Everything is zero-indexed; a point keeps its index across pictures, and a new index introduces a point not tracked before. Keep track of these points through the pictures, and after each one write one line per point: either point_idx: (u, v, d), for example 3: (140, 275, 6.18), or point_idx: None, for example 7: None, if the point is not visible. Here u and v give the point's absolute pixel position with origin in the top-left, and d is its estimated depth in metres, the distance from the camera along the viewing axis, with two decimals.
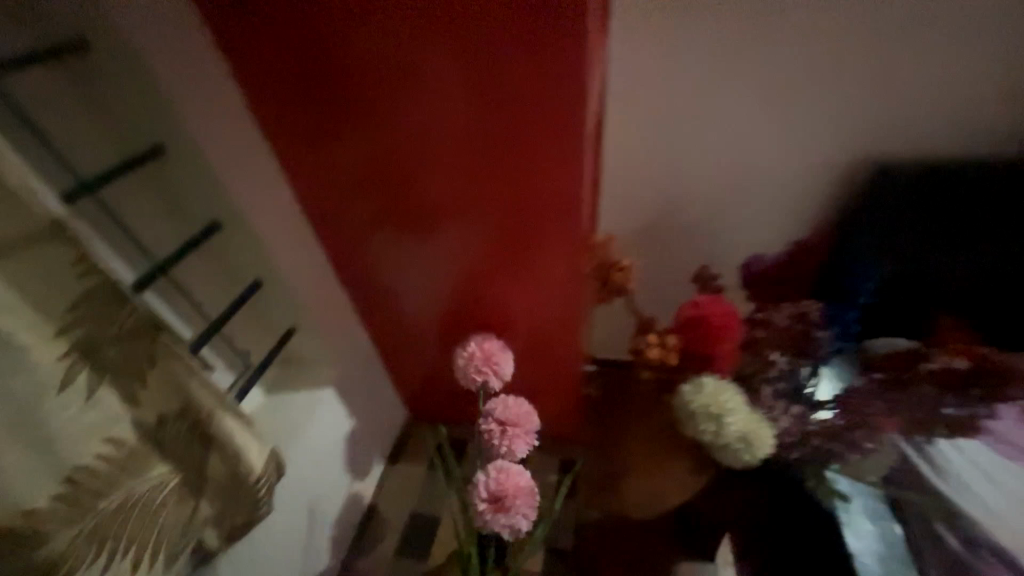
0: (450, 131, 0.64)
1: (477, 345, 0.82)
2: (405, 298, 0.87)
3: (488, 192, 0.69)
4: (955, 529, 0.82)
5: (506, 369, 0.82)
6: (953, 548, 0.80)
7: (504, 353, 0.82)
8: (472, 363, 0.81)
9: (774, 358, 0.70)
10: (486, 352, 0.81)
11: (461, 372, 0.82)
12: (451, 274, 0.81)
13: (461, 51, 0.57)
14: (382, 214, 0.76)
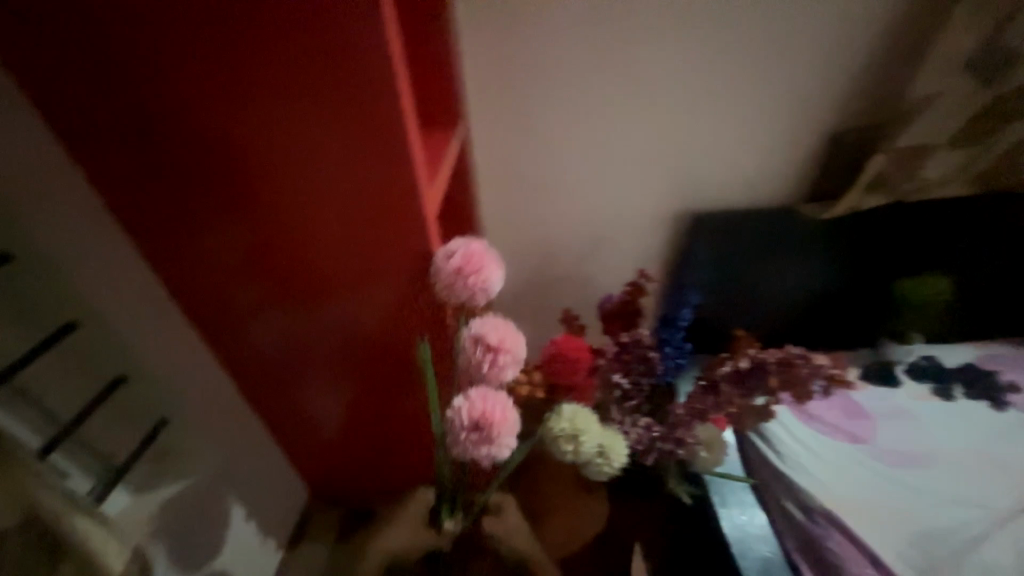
0: (313, 213, 0.67)
1: (465, 256, 0.68)
2: (296, 377, 0.86)
3: (363, 266, 0.72)
4: (799, 503, 1.08)
5: (495, 284, 0.71)
6: (799, 521, 1.06)
7: (495, 274, 0.71)
8: (459, 273, 0.68)
9: (617, 380, 0.87)
10: (473, 275, 0.68)
11: (444, 280, 0.68)
12: (329, 347, 0.82)
13: (306, 143, 0.61)
14: (258, 292, 0.76)
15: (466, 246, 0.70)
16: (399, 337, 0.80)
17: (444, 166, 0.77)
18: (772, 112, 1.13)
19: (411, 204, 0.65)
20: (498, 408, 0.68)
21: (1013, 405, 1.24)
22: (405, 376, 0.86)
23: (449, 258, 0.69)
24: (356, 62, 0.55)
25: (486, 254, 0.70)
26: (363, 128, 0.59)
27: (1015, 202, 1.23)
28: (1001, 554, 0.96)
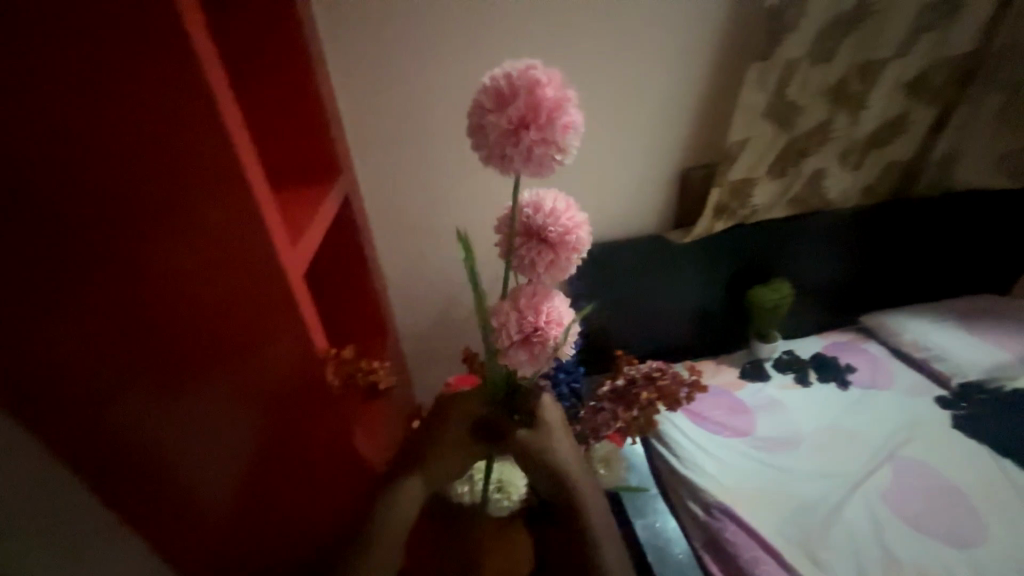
0: (161, 303, 0.60)
1: (532, 97, 0.47)
2: (166, 477, 0.75)
3: (230, 348, 0.65)
4: (700, 502, 1.18)
5: (574, 143, 0.50)
6: (700, 518, 1.16)
7: (574, 128, 0.49)
8: (519, 133, 0.48)
9: None
10: (535, 132, 0.47)
11: (494, 136, 0.48)
12: (189, 435, 0.71)
13: (144, 231, 0.55)
14: (104, 397, 0.65)
15: (535, 85, 0.48)
16: (278, 413, 0.72)
17: (319, 233, 0.74)
18: (632, 157, 1.31)
19: (275, 279, 0.61)
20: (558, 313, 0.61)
21: (852, 382, 1.49)
22: (291, 456, 0.77)
23: (507, 105, 0.48)
24: (190, 148, 0.51)
25: (562, 94, 0.48)
26: (208, 210, 0.55)
27: (824, 218, 1.53)
28: (855, 515, 1.12)
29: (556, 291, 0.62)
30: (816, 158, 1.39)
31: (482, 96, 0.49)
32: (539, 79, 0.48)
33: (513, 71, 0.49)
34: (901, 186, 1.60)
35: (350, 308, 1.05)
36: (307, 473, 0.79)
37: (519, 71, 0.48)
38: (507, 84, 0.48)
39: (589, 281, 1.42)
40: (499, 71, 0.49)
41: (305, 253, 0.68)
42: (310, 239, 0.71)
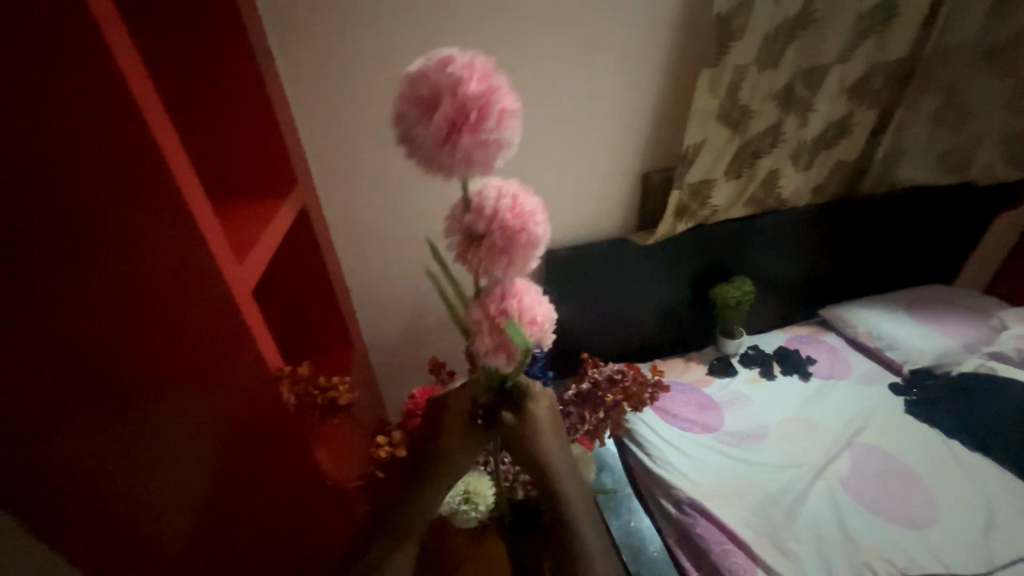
0: (98, 331, 0.56)
1: (460, 94, 0.44)
2: (111, 508, 0.70)
3: (174, 375, 0.62)
4: (672, 499, 1.20)
5: (513, 133, 0.47)
6: (672, 515, 1.18)
7: (509, 117, 0.46)
8: (451, 134, 0.45)
9: None
10: (471, 131, 0.44)
11: (427, 146, 0.45)
12: (131, 464, 0.66)
13: (72, 256, 0.52)
14: (39, 431, 0.61)
15: (460, 82, 0.44)
16: (233, 435, 0.69)
17: (269, 249, 0.72)
18: (592, 162, 1.35)
19: (221, 301, 0.59)
20: (528, 309, 0.57)
21: (813, 373, 1.55)
22: (247, 479, 0.74)
23: (431, 106, 0.45)
24: (120, 170, 0.48)
25: (490, 82, 0.45)
26: (143, 232, 0.52)
27: (780, 216, 1.60)
28: (818, 503, 1.16)
29: (523, 287, 0.57)
30: (770, 159, 1.44)
31: (405, 104, 0.46)
32: (462, 74, 0.44)
33: (434, 68, 0.45)
34: (849, 185, 1.68)
35: (312, 322, 1.03)
36: (266, 495, 0.76)
37: (442, 67, 0.44)
38: (428, 85, 0.45)
39: (556, 284, 1.45)
40: (420, 69, 0.45)
41: (253, 272, 0.65)
42: (259, 257, 0.68)
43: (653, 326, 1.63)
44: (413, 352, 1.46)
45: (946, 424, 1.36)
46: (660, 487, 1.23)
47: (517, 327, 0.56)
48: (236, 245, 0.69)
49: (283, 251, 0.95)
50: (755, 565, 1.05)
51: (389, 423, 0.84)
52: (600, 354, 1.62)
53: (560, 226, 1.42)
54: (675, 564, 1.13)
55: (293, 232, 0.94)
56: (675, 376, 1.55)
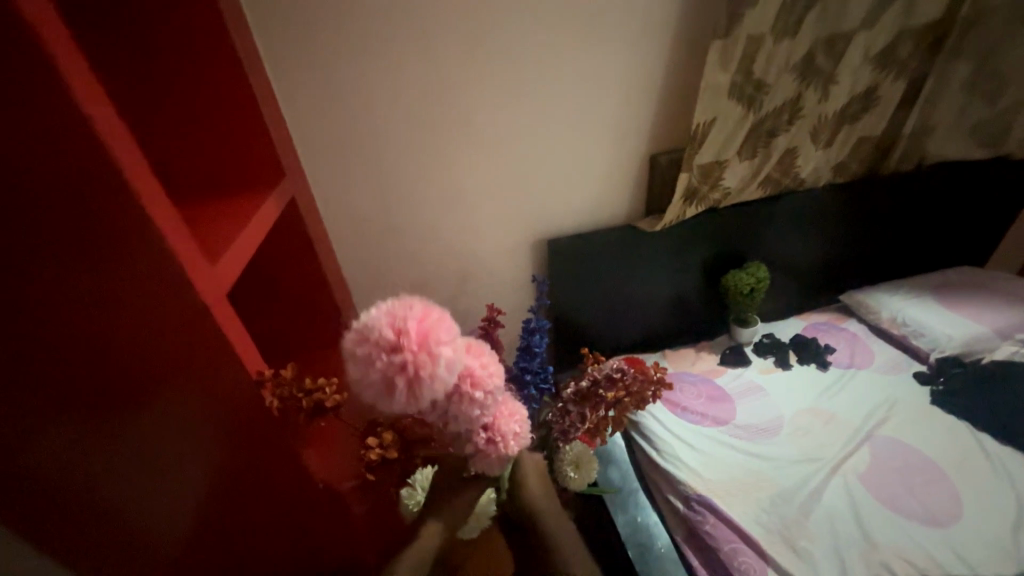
0: (55, 339, 0.52)
1: (402, 357, 0.56)
2: (91, 520, 0.66)
3: (149, 383, 0.58)
4: (680, 495, 1.17)
5: (453, 353, 0.58)
6: (680, 512, 1.14)
7: (443, 343, 0.58)
8: (414, 374, 0.56)
9: None
10: (427, 378, 0.56)
11: (400, 395, 0.57)
12: (110, 471, 0.62)
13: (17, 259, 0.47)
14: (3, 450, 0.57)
15: (397, 348, 0.56)
16: (220, 435, 0.66)
17: (246, 252, 0.69)
18: (595, 146, 1.29)
19: (189, 306, 0.55)
20: (511, 426, 0.71)
21: (832, 363, 1.48)
22: (239, 479, 0.71)
23: (392, 360, 0.56)
24: (62, 166, 0.44)
25: (417, 325, 0.57)
26: (95, 231, 0.47)
27: (798, 198, 1.50)
28: (834, 500, 1.11)
29: (499, 414, 0.72)
30: (786, 137, 1.36)
31: (369, 373, 0.57)
32: (396, 342, 0.56)
33: (371, 344, 0.57)
34: (873, 162, 1.57)
35: (305, 320, 1.00)
36: (257, 495, 0.74)
37: (375, 339, 0.57)
38: (383, 357, 0.56)
39: (559, 274, 1.40)
40: (362, 354, 0.57)
41: (227, 276, 0.62)
42: (234, 259, 0.65)
43: (661, 316, 1.58)
44: None
45: (976, 415, 1.28)
46: (668, 481, 1.19)
47: (506, 447, 0.71)
48: (209, 248, 0.65)
49: (272, 247, 0.92)
50: (765, 564, 1.01)
51: (380, 422, 0.79)
52: (606, 345, 1.57)
53: (562, 213, 1.37)
54: (682, 562, 1.10)
55: (283, 226, 0.91)
56: (685, 367, 1.50)
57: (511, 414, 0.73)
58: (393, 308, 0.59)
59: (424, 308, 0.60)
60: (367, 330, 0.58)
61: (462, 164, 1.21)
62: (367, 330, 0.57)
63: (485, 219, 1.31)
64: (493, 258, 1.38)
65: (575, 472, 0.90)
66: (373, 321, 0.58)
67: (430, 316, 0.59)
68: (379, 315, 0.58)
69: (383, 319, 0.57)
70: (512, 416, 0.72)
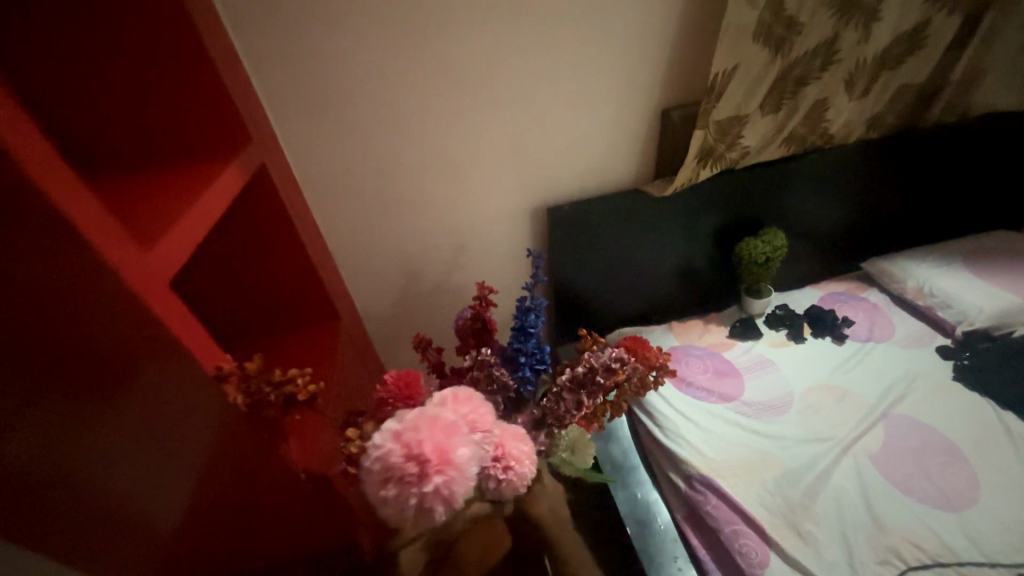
0: None
1: (433, 483, 0.59)
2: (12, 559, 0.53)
3: (66, 400, 0.48)
4: (681, 474, 1.13)
5: (469, 452, 0.62)
6: (681, 491, 1.11)
7: (458, 448, 0.61)
8: (447, 489, 0.60)
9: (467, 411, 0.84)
10: (459, 486, 0.61)
11: (443, 515, 0.61)
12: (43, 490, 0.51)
13: None
14: None
15: (421, 473, 0.59)
16: (180, 435, 0.59)
17: (197, 234, 0.62)
18: (600, 100, 1.15)
19: (121, 298, 0.48)
20: (522, 446, 0.71)
21: (849, 336, 1.40)
22: (206, 476, 0.65)
23: (421, 486, 0.59)
24: None
25: (433, 445, 0.60)
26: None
27: (824, 157, 1.36)
28: (842, 481, 1.07)
29: (503, 440, 0.71)
30: (817, 87, 1.20)
31: (404, 507, 0.60)
32: (418, 470, 0.59)
33: (395, 479, 0.60)
34: (913, 114, 1.41)
35: (283, 299, 0.94)
36: (229, 491, 0.69)
37: (397, 472, 0.59)
38: (412, 488, 0.59)
39: (559, 243, 1.30)
40: (391, 492, 0.60)
41: (170, 263, 0.55)
42: (178, 243, 0.58)
43: (668, 287, 1.49)
44: (408, 318, 1.37)
45: (1004, 393, 1.20)
46: (669, 459, 1.16)
47: (526, 471, 0.70)
48: (147, 230, 0.57)
49: (241, 221, 0.84)
50: (768, 546, 0.98)
51: (362, 414, 0.76)
52: (610, 317, 1.50)
53: (563, 177, 1.25)
54: (682, 540, 1.08)
55: (251, 197, 0.83)
56: (692, 340, 1.43)
57: (511, 437, 0.72)
58: (403, 433, 0.61)
59: (431, 419, 0.63)
60: (386, 467, 0.60)
61: (453, 124, 1.10)
62: (388, 468, 0.59)
63: (479, 185, 1.21)
64: (489, 228, 1.28)
65: (568, 456, 0.82)
66: (388, 457, 0.60)
67: (437, 431, 0.61)
68: (390, 448, 0.60)
69: (398, 452, 0.59)
70: (516, 437, 0.72)
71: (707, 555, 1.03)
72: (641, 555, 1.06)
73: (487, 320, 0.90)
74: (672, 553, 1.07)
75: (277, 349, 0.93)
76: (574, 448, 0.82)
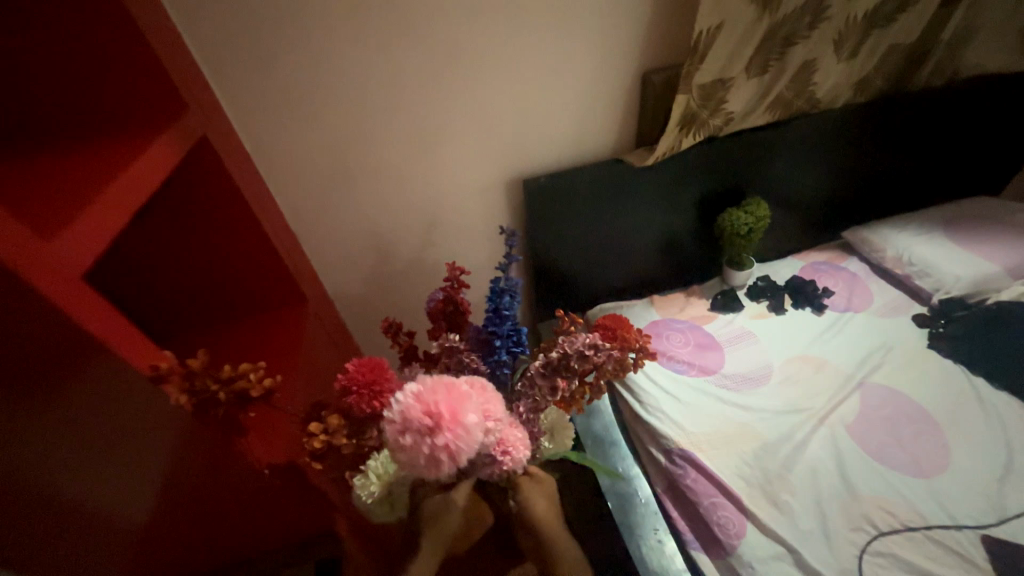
0: None
1: (442, 438, 0.59)
2: None
3: None
4: (661, 448, 1.13)
5: (480, 418, 0.62)
6: (662, 465, 1.11)
7: (470, 412, 0.61)
8: (451, 447, 0.59)
9: None
10: (465, 447, 0.60)
11: (445, 469, 0.61)
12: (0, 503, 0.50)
13: None
14: None
15: (433, 430, 0.59)
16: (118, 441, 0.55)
17: (117, 222, 0.55)
18: (576, 63, 1.08)
19: (21, 298, 0.43)
20: (517, 433, 0.71)
21: (827, 306, 1.40)
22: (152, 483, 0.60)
23: (429, 437, 0.59)
24: None
25: (447, 404, 0.60)
26: None
27: (809, 122, 1.32)
28: (817, 451, 1.08)
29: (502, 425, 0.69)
30: (804, 47, 1.14)
31: (413, 457, 0.60)
32: (433, 426, 0.59)
33: (411, 431, 0.59)
34: (900, 77, 1.36)
35: (238, 284, 0.87)
36: (182, 494, 0.65)
37: (412, 426, 0.59)
38: (423, 440, 0.59)
39: (537, 217, 1.25)
40: (405, 444, 0.60)
41: (78, 256, 0.49)
42: (89, 232, 0.51)
43: (651, 260, 1.46)
44: (383, 300, 1.32)
45: (976, 360, 1.22)
46: (651, 435, 1.15)
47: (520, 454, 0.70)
48: (55, 217, 0.51)
49: (182, 201, 0.76)
50: (744, 516, 0.99)
51: (326, 405, 0.71)
52: (592, 291, 1.46)
53: (538, 148, 1.19)
54: (662, 511, 1.09)
55: (192, 173, 0.75)
56: (673, 313, 1.41)
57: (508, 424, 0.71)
58: (424, 392, 0.61)
59: (448, 386, 0.63)
60: (401, 421, 0.60)
61: (418, 90, 1.01)
62: (404, 421, 0.60)
63: (450, 158, 1.13)
64: (463, 202, 1.22)
65: (549, 441, 0.82)
66: (406, 410, 0.60)
67: (452, 395, 0.62)
68: (409, 402, 0.60)
69: (416, 408, 0.60)
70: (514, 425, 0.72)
71: (686, 527, 1.04)
72: (622, 527, 1.06)
73: (458, 302, 0.85)
74: (653, 525, 1.06)
75: (234, 339, 0.87)
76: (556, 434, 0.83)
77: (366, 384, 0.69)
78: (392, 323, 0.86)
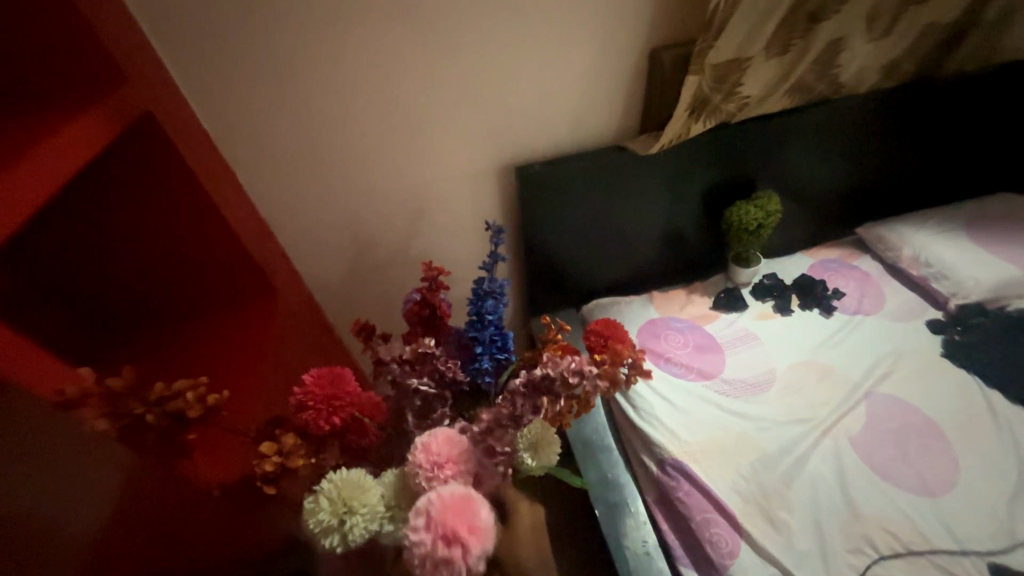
0: None
1: (469, 556, 0.56)
2: None
3: None
4: (654, 456, 1.07)
5: (488, 509, 0.59)
6: (654, 475, 1.05)
7: (480, 511, 0.58)
8: (481, 558, 0.57)
9: (416, 383, 0.69)
10: (491, 547, 0.58)
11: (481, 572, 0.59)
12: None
13: None
14: None
15: (461, 552, 0.55)
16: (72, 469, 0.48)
17: (14, 215, 0.47)
18: (575, 36, 0.97)
19: None
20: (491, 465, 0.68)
21: (837, 308, 1.32)
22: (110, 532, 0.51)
23: (456, 561, 0.55)
24: None
25: (459, 523, 0.55)
26: None
27: (830, 110, 1.21)
28: (819, 465, 1.02)
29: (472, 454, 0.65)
30: (832, 23, 1.03)
31: None
32: (458, 548, 0.55)
33: (439, 562, 0.56)
34: (932, 60, 1.25)
35: (193, 279, 0.79)
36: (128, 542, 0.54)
37: (438, 559, 0.55)
38: (453, 567, 0.56)
39: (529, 207, 1.15)
40: (440, 575, 0.56)
41: None
42: None
43: (651, 255, 1.37)
44: (366, 293, 1.24)
45: (990, 370, 1.15)
46: (646, 444, 1.08)
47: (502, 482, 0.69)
48: None
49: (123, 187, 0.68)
50: (737, 535, 0.94)
51: (283, 422, 0.65)
52: (588, 287, 1.38)
53: (532, 134, 1.08)
54: (653, 525, 1.03)
55: (134, 154, 0.67)
56: (673, 311, 1.33)
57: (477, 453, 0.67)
58: (434, 522, 0.56)
59: (450, 506, 0.57)
60: (429, 562, 0.56)
61: (398, 63, 0.91)
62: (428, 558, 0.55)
63: (436, 141, 1.03)
64: (451, 191, 1.12)
65: (533, 458, 0.68)
66: (427, 551, 0.55)
67: (455, 508, 0.56)
68: (426, 538, 0.56)
69: (436, 541, 0.55)
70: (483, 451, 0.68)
71: (676, 542, 0.99)
72: (608, 538, 1.00)
73: (436, 305, 0.77)
74: (643, 538, 0.99)
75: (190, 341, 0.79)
76: (538, 449, 0.68)
77: (320, 398, 0.61)
78: (362, 325, 0.76)
